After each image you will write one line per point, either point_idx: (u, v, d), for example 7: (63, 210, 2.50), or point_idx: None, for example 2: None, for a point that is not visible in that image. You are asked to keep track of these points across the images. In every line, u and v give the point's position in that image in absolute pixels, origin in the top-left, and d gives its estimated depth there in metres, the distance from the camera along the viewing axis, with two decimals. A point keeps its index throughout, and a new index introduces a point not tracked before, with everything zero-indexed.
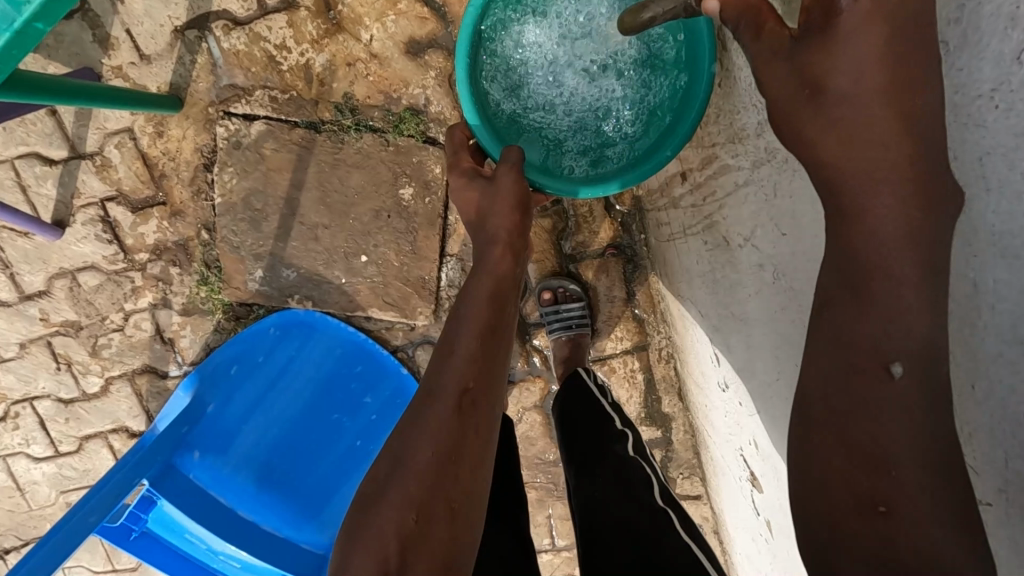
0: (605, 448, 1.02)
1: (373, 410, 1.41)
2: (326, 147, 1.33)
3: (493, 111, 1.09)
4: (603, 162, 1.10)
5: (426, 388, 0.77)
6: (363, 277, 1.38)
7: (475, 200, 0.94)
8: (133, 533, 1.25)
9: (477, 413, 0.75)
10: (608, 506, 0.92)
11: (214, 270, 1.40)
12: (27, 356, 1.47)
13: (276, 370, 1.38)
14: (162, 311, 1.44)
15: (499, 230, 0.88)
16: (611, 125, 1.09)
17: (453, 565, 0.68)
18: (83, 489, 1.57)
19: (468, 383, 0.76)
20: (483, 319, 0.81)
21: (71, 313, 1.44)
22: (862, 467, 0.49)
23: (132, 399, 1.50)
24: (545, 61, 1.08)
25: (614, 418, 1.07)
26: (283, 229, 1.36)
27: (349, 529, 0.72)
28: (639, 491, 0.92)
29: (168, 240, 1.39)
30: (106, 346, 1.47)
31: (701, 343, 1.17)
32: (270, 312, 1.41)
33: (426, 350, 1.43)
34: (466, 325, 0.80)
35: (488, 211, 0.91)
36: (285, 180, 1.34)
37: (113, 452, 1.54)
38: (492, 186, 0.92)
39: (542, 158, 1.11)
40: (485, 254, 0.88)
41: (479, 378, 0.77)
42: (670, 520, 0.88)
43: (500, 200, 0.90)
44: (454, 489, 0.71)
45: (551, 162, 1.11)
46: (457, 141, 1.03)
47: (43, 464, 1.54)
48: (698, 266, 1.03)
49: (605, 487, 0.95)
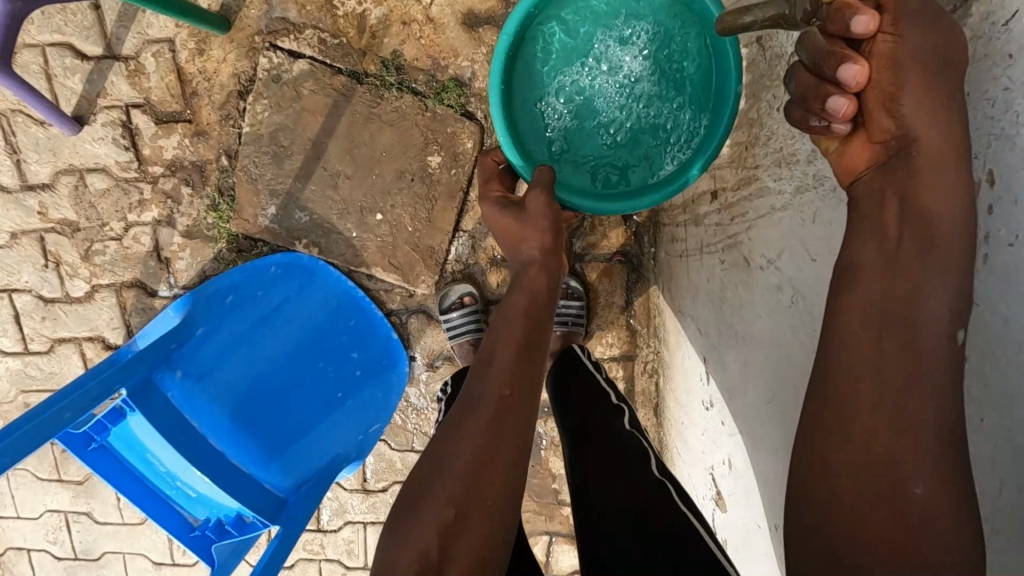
0: (602, 426, 1.08)
1: (358, 366, 1.42)
2: (364, 99, 1.33)
3: (525, 127, 1.11)
4: (635, 176, 1.11)
5: (464, 399, 0.79)
6: (373, 234, 1.39)
7: (508, 218, 0.97)
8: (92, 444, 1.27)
9: (513, 423, 0.76)
10: (611, 483, 0.95)
11: (226, 197, 1.39)
12: (16, 246, 1.43)
13: (268, 309, 1.36)
14: (165, 228, 1.42)
15: (531, 255, 0.92)
16: (642, 139, 1.10)
17: (489, 565, 0.71)
18: (45, 392, 1.54)
19: (504, 392, 0.77)
20: (519, 335, 0.83)
21: (71, 213, 1.41)
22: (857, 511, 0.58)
23: (115, 311, 1.48)
24: (575, 71, 1.09)
25: (609, 394, 1.17)
26: (304, 171, 1.35)
27: (388, 529, 0.74)
28: (635, 456, 1.00)
29: (186, 158, 1.38)
30: (100, 252, 1.44)
31: (688, 365, 1.23)
32: (274, 250, 1.41)
33: (420, 318, 1.47)
34: (503, 342, 0.82)
35: (522, 236, 0.94)
36: (316, 124, 1.34)
37: (85, 360, 1.51)
38: (523, 214, 0.95)
39: (573, 174, 1.12)
40: (521, 274, 0.90)
41: (517, 388, 0.78)
42: (666, 485, 0.94)
43: (533, 218, 0.94)
44: (486, 496, 0.72)
45: (583, 179, 1.12)
46: (489, 170, 1.10)
47: (9, 359, 1.51)
48: (699, 279, 1.11)
49: (599, 451, 1.02)
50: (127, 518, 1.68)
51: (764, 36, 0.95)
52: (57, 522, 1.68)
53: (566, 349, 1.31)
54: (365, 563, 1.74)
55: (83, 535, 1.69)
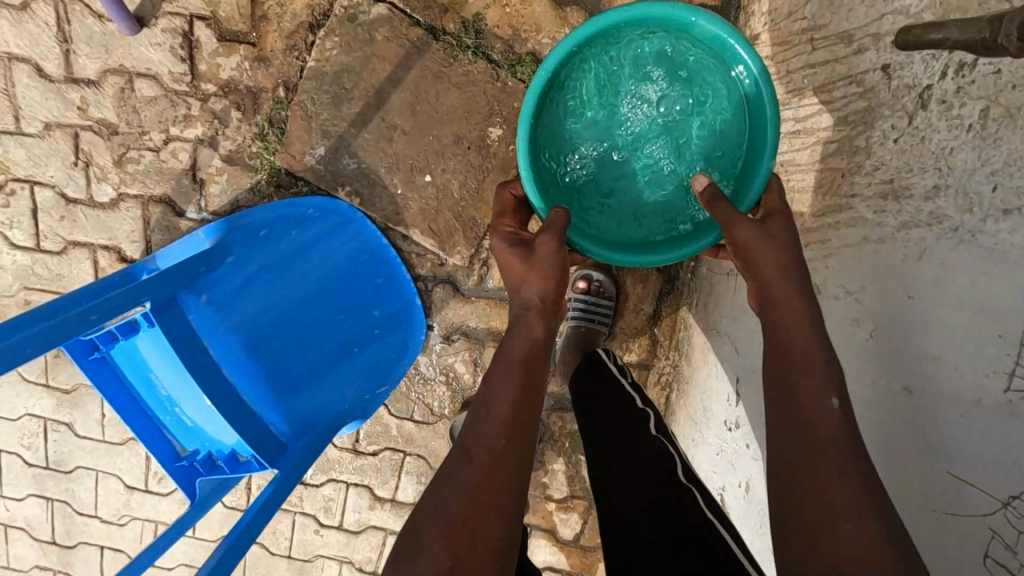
0: (630, 429, 1.14)
1: (378, 325, 1.38)
2: (437, 56, 1.30)
3: (548, 164, 1.14)
4: (647, 229, 1.16)
5: (461, 444, 0.80)
6: (418, 195, 1.36)
7: (516, 257, 0.97)
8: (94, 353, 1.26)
9: (509, 468, 0.77)
10: (636, 486, 1.02)
11: (275, 129, 1.35)
12: (48, 138, 1.38)
13: (298, 251, 1.31)
14: (205, 149, 1.38)
15: (531, 299, 0.92)
16: (660, 195, 1.15)
17: None
18: (49, 293, 1.49)
19: (502, 437, 0.78)
20: (518, 379, 0.84)
21: (111, 114, 1.36)
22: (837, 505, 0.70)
23: (137, 224, 1.43)
24: (604, 119, 1.14)
25: (635, 397, 1.23)
26: (362, 117, 1.32)
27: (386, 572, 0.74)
28: (662, 464, 1.06)
29: (242, 82, 1.33)
30: (134, 161, 1.39)
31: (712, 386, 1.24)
32: (314, 193, 1.37)
33: (445, 289, 1.46)
34: (501, 386, 0.83)
35: (522, 281, 0.95)
36: (383, 72, 1.30)
37: (97, 268, 1.46)
38: (531, 256, 0.96)
39: (587, 217, 1.16)
40: (517, 321, 0.92)
41: (513, 432, 0.79)
42: (693, 496, 1.00)
43: (540, 262, 0.94)
44: (484, 544, 0.72)
45: (596, 224, 1.16)
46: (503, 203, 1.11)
47: (18, 252, 1.46)
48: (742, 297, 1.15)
49: (627, 459, 1.08)
50: (107, 436, 1.64)
51: (892, 64, 0.87)
52: (35, 428, 1.63)
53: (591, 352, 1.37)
54: (340, 522, 1.72)
55: (60, 445, 1.65)
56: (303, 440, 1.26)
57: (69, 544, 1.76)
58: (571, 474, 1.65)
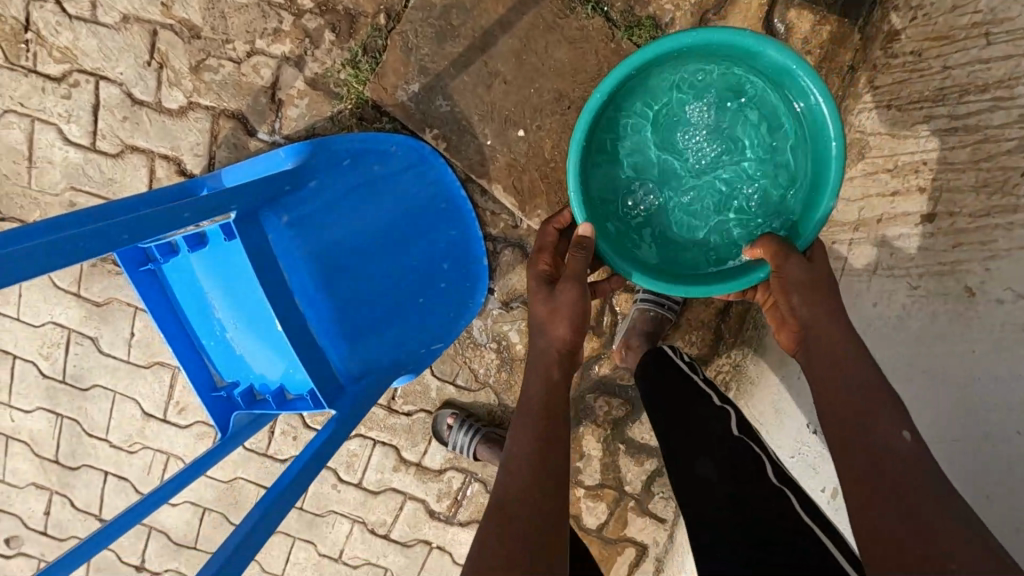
0: (709, 429, 1.19)
1: (446, 279, 1.30)
2: (553, 6, 1.23)
3: (601, 182, 1.20)
4: (694, 256, 1.21)
5: (496, 503, 0.87)
6: (508, 149, 1.29)
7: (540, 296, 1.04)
8: (146, 265, 1.23)
9: (540, 518, 0.83)
10: (712, 487, 1.12)
11: (369, 58, 1.28)
12: (124, 32, 1.30)
13: (376, 188, 1.23)
14: (290, 68, 1.30)
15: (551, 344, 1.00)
16: (711, 222, 1.19)
17: None
18: (96, 198, 1.40)
19: (531, 489, 0.86)
20: (540, 431, 0.91)
21: (196, 17, 1.29)
22: (912, 535, 0.70)
23: (203, 137, 1.35)
24: (662, 142, 1.18)
25: (711, 395, 1.25)
26: (464, 58, 1.25)
27: None
28: (751, 470, 1.11)
29: (342, 3, 1.26)
30: (211, 69, 1.31)
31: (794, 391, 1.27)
32: (397, 131, 1.30)
33: (514, 253, 1.40)
34: (526, 439, 0.91)
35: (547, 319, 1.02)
36: (494, 15, 1.24)
37: (151, 178, 1.38)
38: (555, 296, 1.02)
39: (637, 238, 1.21)
40: (537, 367, 1.01)
41: (540, 483, 0.86)
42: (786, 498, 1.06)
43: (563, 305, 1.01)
44: None
45: (643, 245, 1.21)
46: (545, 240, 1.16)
47: (70, 149, 1.37)
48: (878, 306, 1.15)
49: (714, 465, 1.14)
50: (132, 357, 1.56)
51: None
52: (57, 338, 1.54)
53: (653, 348, 1.36)
54: (359, 480, 1.68)
55: (80, 360, 1.56)
56: (361, 384, 1.18)
57: (73, 465, 1.69)
58: (605, 463, 1.61)
